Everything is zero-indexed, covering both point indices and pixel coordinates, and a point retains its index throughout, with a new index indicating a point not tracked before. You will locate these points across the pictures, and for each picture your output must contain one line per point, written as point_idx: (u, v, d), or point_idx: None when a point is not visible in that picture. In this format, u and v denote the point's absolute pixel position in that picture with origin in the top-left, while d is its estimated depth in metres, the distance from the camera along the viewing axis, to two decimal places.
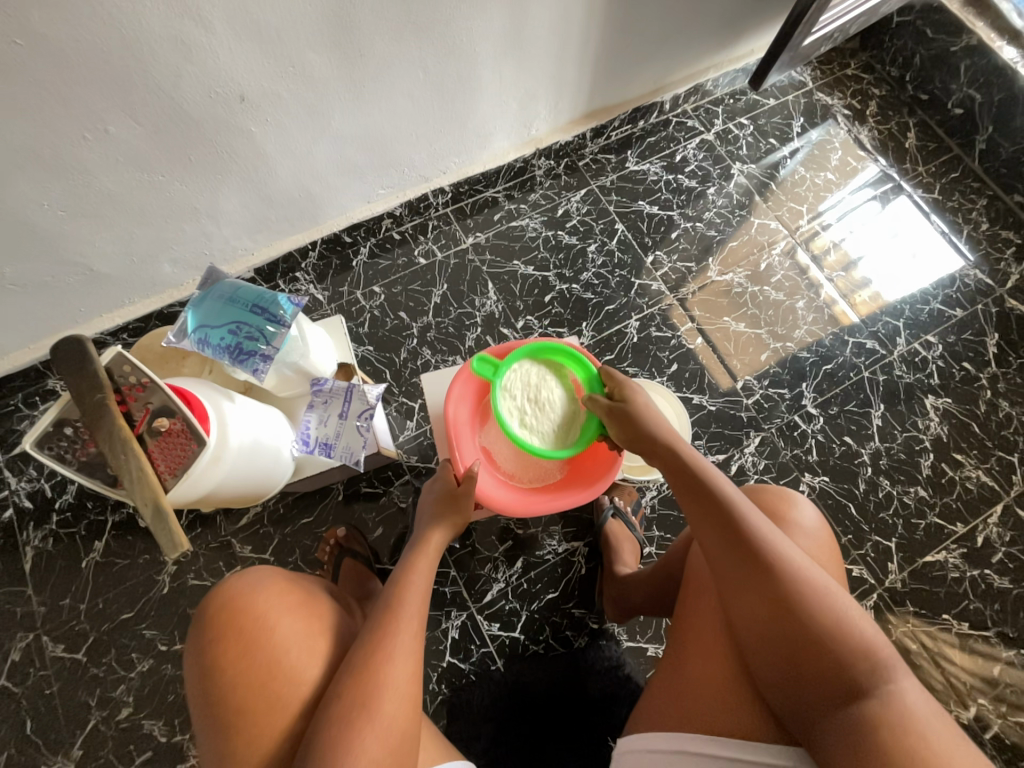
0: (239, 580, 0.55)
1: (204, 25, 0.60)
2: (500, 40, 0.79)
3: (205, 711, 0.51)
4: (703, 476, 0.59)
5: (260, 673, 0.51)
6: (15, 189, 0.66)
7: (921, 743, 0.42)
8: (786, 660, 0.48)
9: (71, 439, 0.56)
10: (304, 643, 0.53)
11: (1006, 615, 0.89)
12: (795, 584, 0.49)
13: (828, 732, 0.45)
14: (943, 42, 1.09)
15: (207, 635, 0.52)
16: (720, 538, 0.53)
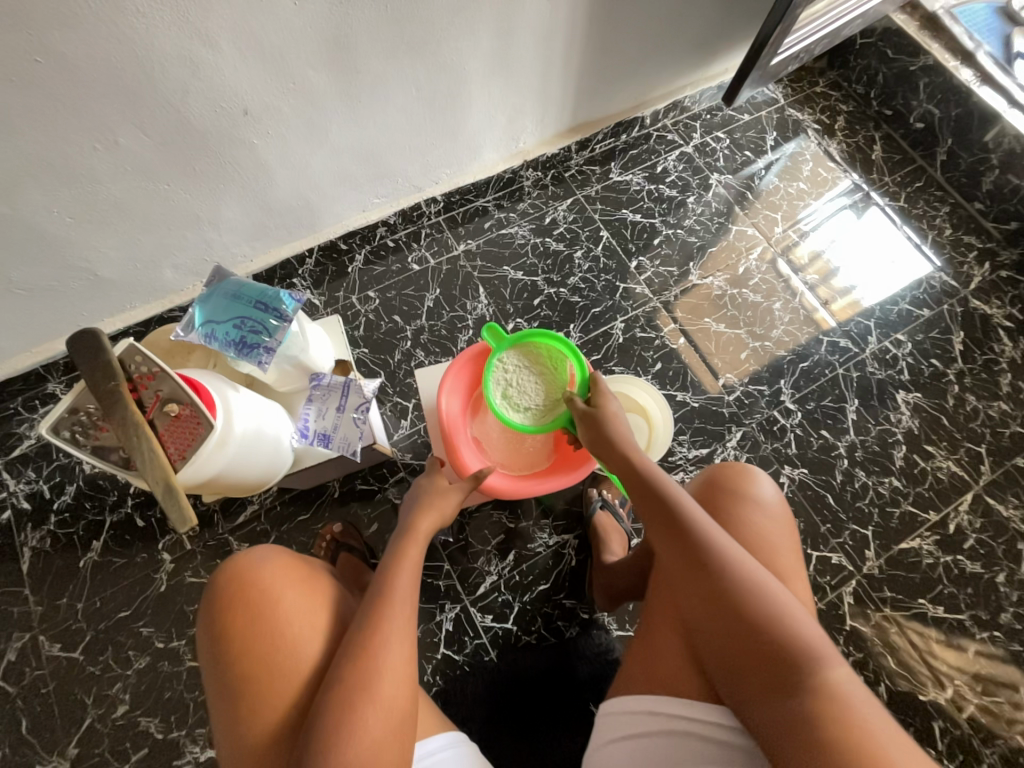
0: (249, 555, 0.57)
1: (212, 45, 0.64)
2: (488, 59, 0.85)
3: (220, 679, 0.53)
4: (658, 478, 0.63)
5: (264, 649, 0.53)
6: (26, 197, 0.69)
7: (853, 733, 0.45)
8: (734, 649, 0.52)
9: (83, 423, 0.54)
10: (306, 618, 0.55)
11: (978, 598, 0.93)
12: (737, 579, 0.54)
13: (771, 719, 0.49)
14: (903, 62, 1.17)
15: (218, 608, 0.55)
16: (670, 537, 0.58)
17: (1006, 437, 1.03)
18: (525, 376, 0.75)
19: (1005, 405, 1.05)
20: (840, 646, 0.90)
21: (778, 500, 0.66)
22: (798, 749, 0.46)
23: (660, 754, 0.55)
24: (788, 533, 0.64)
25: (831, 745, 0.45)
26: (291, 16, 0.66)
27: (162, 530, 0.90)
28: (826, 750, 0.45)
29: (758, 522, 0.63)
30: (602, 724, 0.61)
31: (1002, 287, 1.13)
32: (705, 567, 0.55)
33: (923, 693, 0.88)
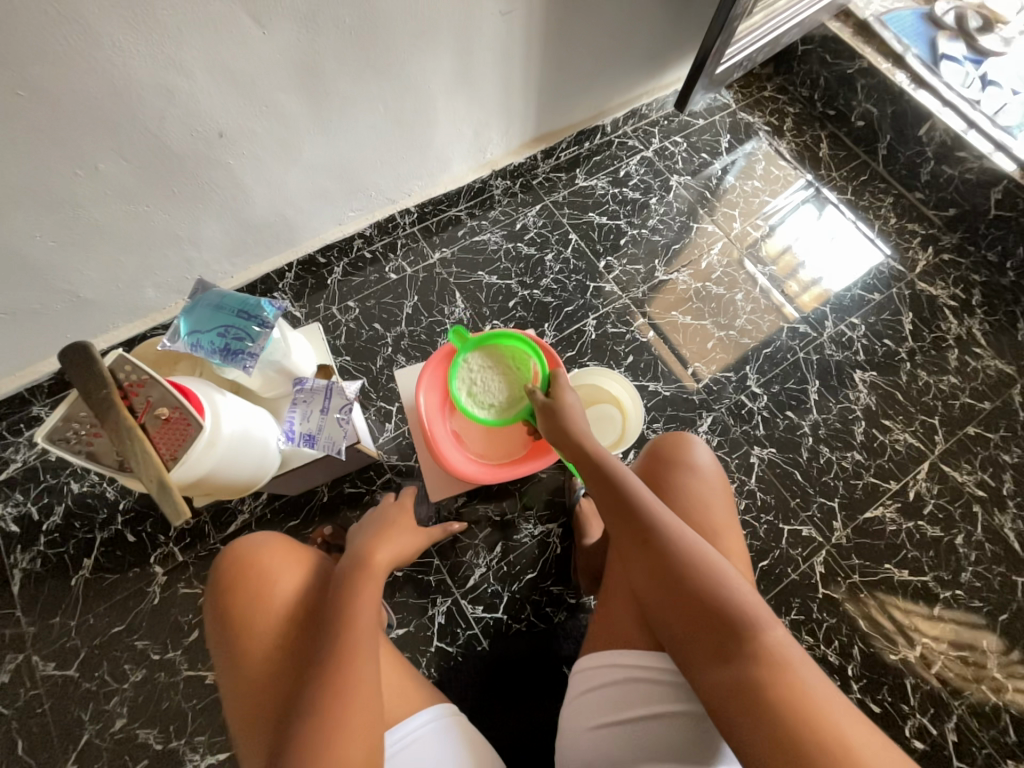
0: (248, 540, 0.65)
1: (186, 74, 0.68)
2: (450, 77, 0.90)
3: (224, 647, 0.60)
4: (606, 462, 0.67)
5: (260, 625, 0.60)
6: (10, 224, 0.72)
7: (783, 682, 0.48)
8: (677, 612, 0.55)
9: (75, 427, 0.53)
10: (299, 594, 0.62)
11: (940, 560, 0.99)
12: (680, 553, 0.57)
13: (711, 678, 0.51)
14: (841, 66, 1.26)
15: (221, 585, 0.62)
16: (617, 516, 0.63)
17: (957, 408, 1.10)
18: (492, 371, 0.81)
19: (954, 379, 1.12)
20: (814, 614, 0.95)
21: (714, 465, 0.74)
22: (740, 711, 0.48)
23: (623, 700, 0.61)
24: (726, 501, 0.72)
25: (763, 701, 0.47)
26: (260, 44, 0.70)
27: (153, 544, 0.92)
28: (757, 697, 0.48)
29: (695, 488, 0.71)
30: (570, 685, 0.67)
31: (945, 270, 1.22)
32: (651, 543, 0.59)
33: (894, 653, 0.93)
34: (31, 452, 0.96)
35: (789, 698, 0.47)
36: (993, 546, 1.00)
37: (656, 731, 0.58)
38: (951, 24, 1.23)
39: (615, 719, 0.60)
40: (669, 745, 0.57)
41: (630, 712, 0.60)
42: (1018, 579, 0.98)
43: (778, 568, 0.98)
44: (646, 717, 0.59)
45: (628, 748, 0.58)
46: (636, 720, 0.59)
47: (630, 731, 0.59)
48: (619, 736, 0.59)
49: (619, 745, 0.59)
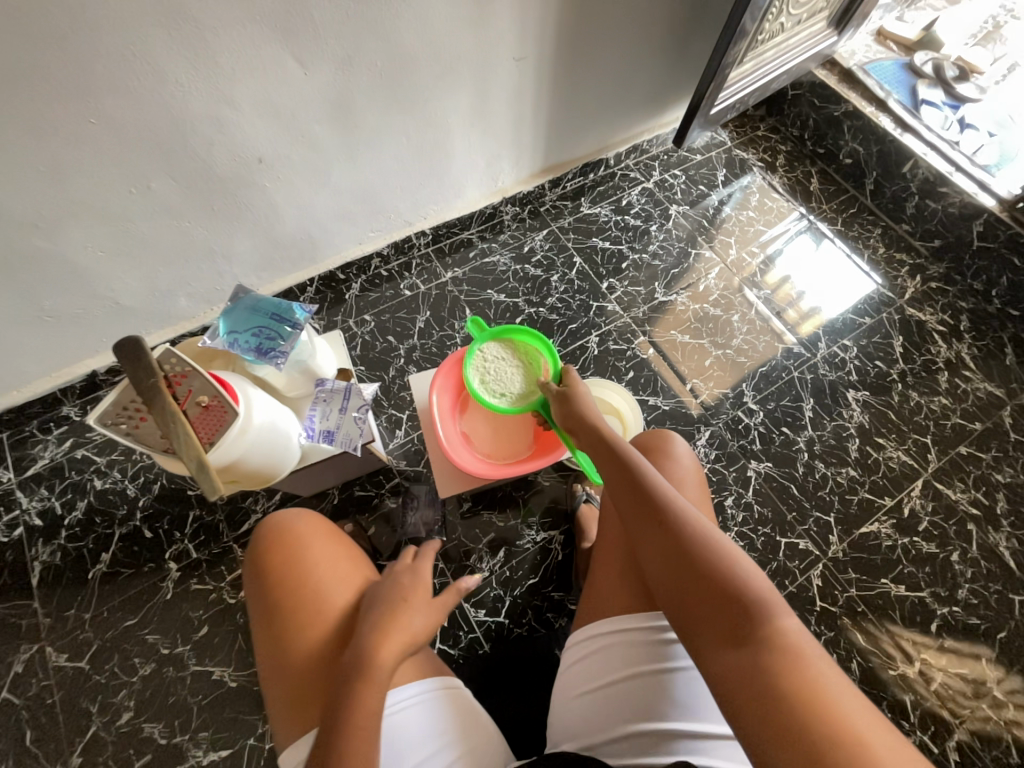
0: (291, 514, 0.71)
1: (235, 107, 0.77)
2: (468, 113, 0.99)
3: (261, 605, 0.65)
4: (620, 454, 0.70)
5: (297, 587, 0.64)
6: (66, 236, 0.80)
7: (794, 665, 0.48)
8: (688, 596, 0.56)
9: (127, 412, 0.60)
10: (330, 564, 0.67)
11: (936, 576, 1.01)
12: (691, 536, 0.59)
13: (721, 661, 0.51)
14: (828, 109, 1.35)
15: (264, 548, 0.68)
16: (630, 503, 0.65)
17: (949, 427, 1.14)
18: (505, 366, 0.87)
19: (945, 400, 1.16)
20: (811, 627, 0.97)
21: (691, 458, 0.78)
22: (752, 695, 0.48)
23: (606, 665, 0.64)
24: (699, 492, 0.75)
25: (776, 684, 0.47)
26: (301, 83, 0.79)
27: (168, 541, 0.95)
28: (768, 678, 0.48)
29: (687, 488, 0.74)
30: (572, 675, 0.67)
31: (933, 297, 1.27)
32: (663, 524, 0.61)
33: (893, 668, 0.95)
34: (58, 449, 1.01)
35: (800, 680, 0.47)
36: (989, 563, 1.02)
37: (637, 691, 0.60)
38: (930, 73, 1.33)
39: (599, 684, 0.63)
40: (651, 702, 0.60)
41: (612, 675, 0.63)
42: (1015, 597, 1.00)
43: (776, 580, 1.00)
44: (628, 678, 0.61)
45: (613, 708, 0.61)
46: (617, 682, 0.62)
47: (612, 693, 0.61)
48: (604, 699, 0.62)
49: (604, 708, 0.61)
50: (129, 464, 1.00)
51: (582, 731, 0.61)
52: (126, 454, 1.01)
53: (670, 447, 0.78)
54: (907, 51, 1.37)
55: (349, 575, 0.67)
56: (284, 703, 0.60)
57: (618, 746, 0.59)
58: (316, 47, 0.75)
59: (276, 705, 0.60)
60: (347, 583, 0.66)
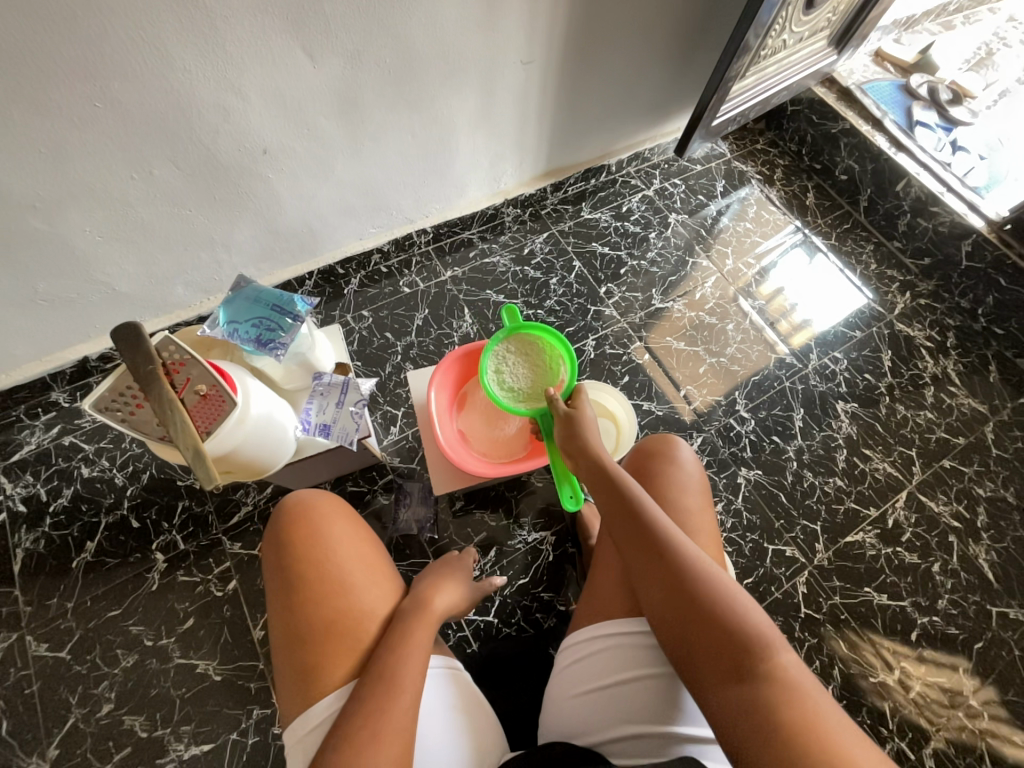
0: (309, 492, 0.71)
1: (242, 96, 0.77)
2: (473, 114, 1.00)
3: (276, 576, 0.64)
4: (619, 480, 0.70)
5: (317, 564, 0.64)
6: (65, 218, 0.79)
7: (794, 702, 0.50)
8: (689, 631, 0.57)
9: (122, 399, 0.60)
10: (351, 545, 0.67)
11: (917, 586, 1.03)
12: (694, 570, 0.60)
13: (723, 697, 0.53)
14: (826, 126, 1.38)
15: (282, 521, 0.67)
16: (632, 531, 0.65)
17: (933, 441, 1.16)
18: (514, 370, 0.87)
19: (931, 414, 1.19)
20: (796, 632, 0.98)
21: (695, 463, 0.79)
22: (755, 735, 0.49)
23: (602, 668, 0.64)
24: (703, 498, 0.76)
25: (779, 721, 0.49)
26: (311, 76, 0.79)
27: (156, 531, 0.94)
28: (771, 717, 0.49)
29: (688, 504, 0.74)
30: (564, 678, 0.67)
31: (922, 313, 1.30)
32: (666, 557, 0.61)
33: (874, 675, 0.96)
34: (45, 435, 0.99)
35: (800, 716, 0.49)
36: (968, 575, 1.05)
37: (635, 694, 0.61)
38: (925, 95, 1.36)
39: (595, 686, 0.63)
40: (649, 706, 0.61)
41: (607, 678, 0.63)
42: (993, 608, 1.02)
43: (762, 586, 1.01)
44: (626, 681, 0.62)
45: (610, 711, 0.61)
46: (614, 685, 0.62)
47: (608, 696, 0.62)
48: (603, 699, 0.62)
49: (600, 710, 0.62)
50: (118, 452, 0.99)
51: (576, 731, 0.62)
52: (116, 442, 1.00)
53: (667, 455, 0.79)
54: (904, 73, 1.41)
55: (370, 562, 0.68)
56: (292, 679, 0.60)
57: (613, 746, 0.60)
58: (326, 41, 0.75)
59: (285, 678, 0.60)
60: (369, 569, 0.67)
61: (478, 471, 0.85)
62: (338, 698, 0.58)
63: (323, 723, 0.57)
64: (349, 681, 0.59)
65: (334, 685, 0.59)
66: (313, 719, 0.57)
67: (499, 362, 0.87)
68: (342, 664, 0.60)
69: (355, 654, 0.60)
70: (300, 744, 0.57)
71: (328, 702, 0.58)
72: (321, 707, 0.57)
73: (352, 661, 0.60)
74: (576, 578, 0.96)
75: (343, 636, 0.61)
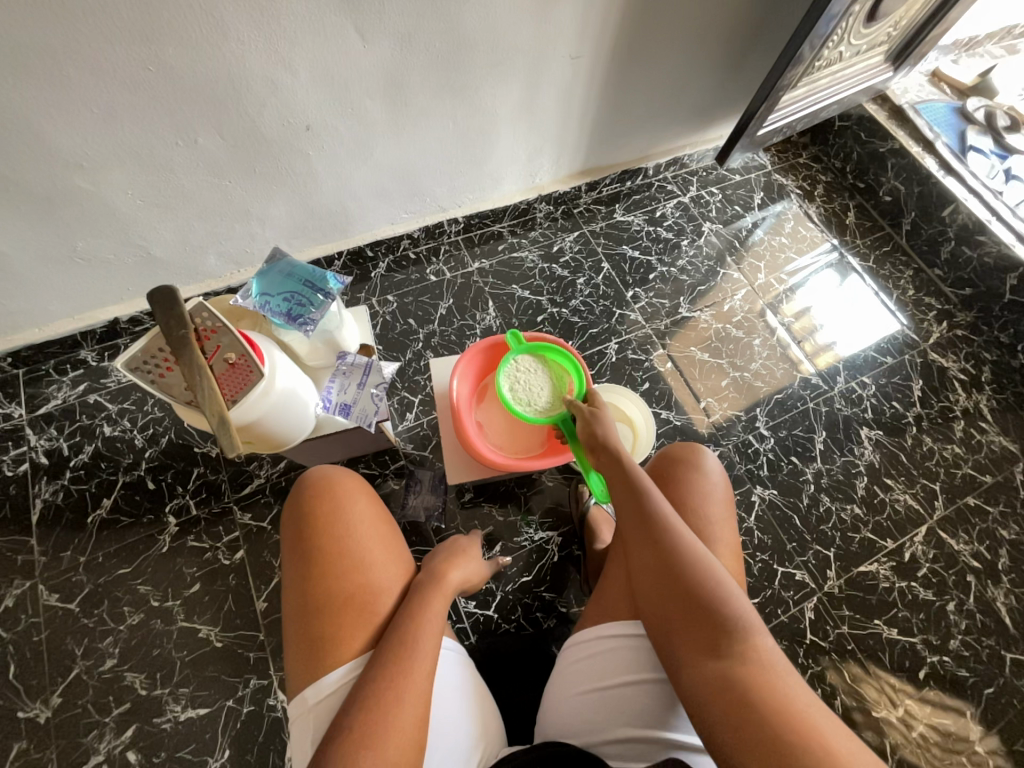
0: (333, 468, 0.71)
1: (291, 73, 0.77)
2: (516, 106, 0.99)
3: (295, 547, 0.65)
4: (625, 468, 0.71)
5: (337, 536, 0.64)
6: (109, 180, 0.80)
7: (770, 690, 0.50)
8: (672, 611, 0.57)
9: (151, 362, 0.60)
10: (371, 520, 0.68)
11: (930, 624, 1.00)
12: (683, 557, 0.59)
13: (697, 677, 0.53)
14: (874, 144, 1.34)
15: (304, 492, 0.68)
16: (631, 515, 0.65)
17: (959, 476, 1.13)
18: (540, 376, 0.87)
19: (958, 449, 1.15)
20: (800, 659, 0.96)
21: (721, 473, 0.77)
22: (723, 716, 0.49)
23: (615, 666, 0.63)
24: (728, 510, 0.74)
25: (750, 706, 0.49)
26: (360, 54, 0.78)
27: (170, 494, 0.95)
28: (742, 699, 0.49)
29: (708, 510, 0.73)
30: (566, 672, 0.66)
31: (957, 344, 1.26)
32: (659, 544, 0.61)
33: (876, 710, 0.94)
34: (71, 391, 1.02)
35: (774, 704, 0.48)
36: (984, 618, 1.01)
37: (647, 697, 0.60)
38: (980, 120, 1.31)
39: (605, 686, 0.62)
40: (660, 709, 0.60)
41: (620, 678, 0.62)
42: (1007, 654, 0.99)
43: (768, 608, 0.99)
44: (638, 684, 0.61)
45: (620, 710, 0.60)
46: (626, 685, 0.61)
47: (618, 697, 0.61)
48: (609, 701, 0.61)
49: (610, 710, 0.61)
50: (140, 414, 1.01)
51: (578, 731, 0.61)
52: (138, 404, 1.01)
53: (693, 462, 0.77)
54: (960, 96, 1.36)
55: (387, 541, 0.68)
56: (305, 650, 0.60)
57: (621, 747, 0.59)
58: (379, 22, 0.75)
59: (297, 646, 0.60)
60: (385, 547, 0.67)
61: (506, 463, 0.84)
62: (352, 671, 0.58)
63: (335, 693, 0.57)
64: (362, 655, 0.59)
65: (349, 657, 0.59)
66: (325, 689, 0.57)
67: (527, 369, 0.87)
68: (358, 638, 0.60)
69: (370, 629, 0.61)
70: (310, 715, 0.57)
71: (341, 674, 0.58)
72: (333, 679, 0.57)
73: (366, 635, 0.60)
74: (579, 581, 0.95)
75: (359, 610, 0.61)
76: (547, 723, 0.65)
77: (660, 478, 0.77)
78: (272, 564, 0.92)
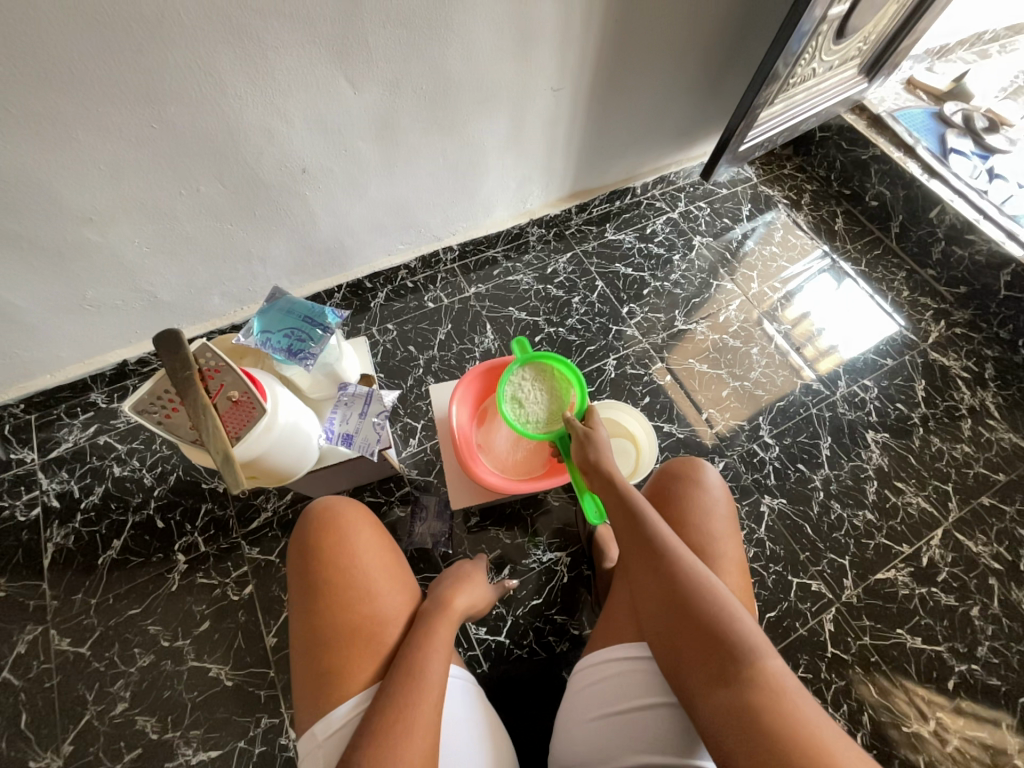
0: (337, 498, 0.72)
1: (286, 121, 0.81)
2: (504, 137, 1.03)
3: (303, 579, 0.65)
4: (622, 490, 0.70)
5: (344, 567, 0.65)
6: (117, 231, 0.84)
7: (782, 707, 0.48)
8: (679, 633, 0.57)
9: (158, 402, 0.62)
10: (376, 550, 0.68)
11: (955, 631, 0.97)
12: (685, 576, 0.59)
13: (708, 700, 0.52)
14: (857, 152, 1.37)
15: (309, 524, 0.68)
16: (633, 538, 0.65)
17: (971, 476, 1.11)
18: (530, 395, 0.87)
19: (968, 448, 1.14)
20: (822, 673, 0.93)
21: (722, 487, 0.77)
22: (737, 739, 0.48)
23: (626, 689, 0.62)
24: (731, 525, 0.74)
25: (763, 727, 0.47)
26: (351, 103, 0.83)
27: (179, 532, 0.96)
28: (755, 720, 0.48)
29: (710, 527, 0.72)
30: (580, 701, 0.65)
31: (957, 342, 1.26)
32: (661, 566, 0.61)
33: (906, 725, 0.90)
34: (82, 433, 1.04)
35: (787, 724, 0.47)
36: (1011, 622, 0.98)
37: (661, 720, 0.58)
38: (959, 123, 1.34)
39: (618, 711, 0.61)
40: (672, 734, 0.57)
41: (631, 701, 0.61)
42: None
43: (786, 621, 0.97)
44: (651, 707, 0.59)
45: (634, 736, 0.58)
46: (639, 708, 0.60)
47: (632, 722, 0.59)
48: (621, 726, 0.60)
49: (622, 735, 0.59)
50: (148, 453, 1.02)
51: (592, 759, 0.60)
52: (146, 444, 1.03)
53: (693, 477, 0.77)
54: (937, 101, 1.39)
55: (393, 569, 0.68)
56: (314, 684, 0.59)
57: None
58: (367, 69, 0.79)
59: (305, 681, 0.60)
60: (392, 576, 0.67)
61: (501, 485, 0.84)
62: (360, 704, 0.57)
63: (343, 728, 0.56)
64: (370, 687, 0.58)
65: (356, 690, 0.58)
66: (334, 724, 0.56)
67: (517, 388, 0.88)
68: (366, 670, 0.59)
69: (377, 660, 0.60)
70: (319, 752, 0.56)
71: (349, 708, 0.57)
72: (341, 713, 0.57)
73: (374, 666, 0.60)
74: (591, 603, 0.94)
75: (366, 642, 0.61)
76: (562, 754, 0.63)
77: (660, 497, 0.77)
78: (280, 598, 0.92)
